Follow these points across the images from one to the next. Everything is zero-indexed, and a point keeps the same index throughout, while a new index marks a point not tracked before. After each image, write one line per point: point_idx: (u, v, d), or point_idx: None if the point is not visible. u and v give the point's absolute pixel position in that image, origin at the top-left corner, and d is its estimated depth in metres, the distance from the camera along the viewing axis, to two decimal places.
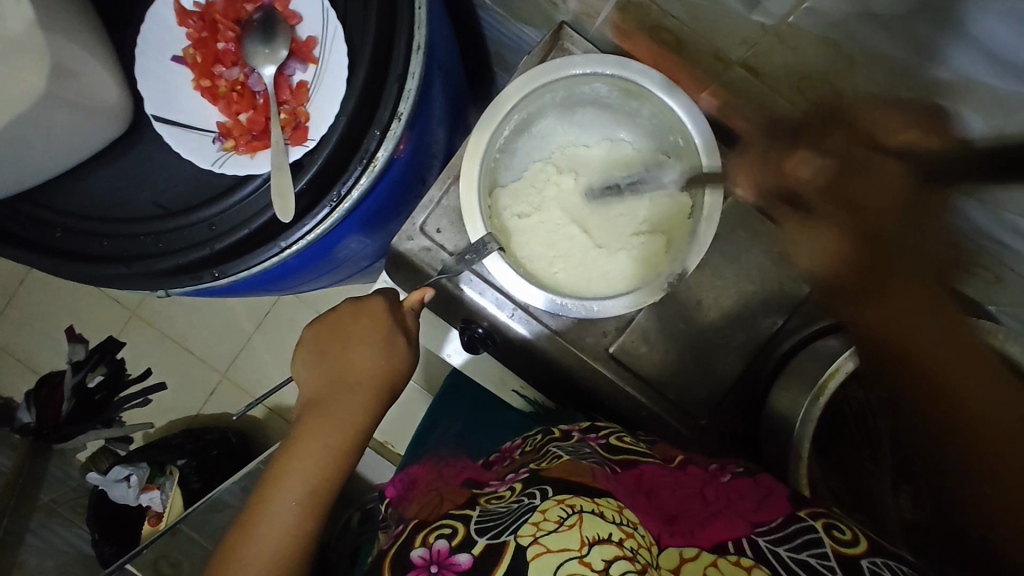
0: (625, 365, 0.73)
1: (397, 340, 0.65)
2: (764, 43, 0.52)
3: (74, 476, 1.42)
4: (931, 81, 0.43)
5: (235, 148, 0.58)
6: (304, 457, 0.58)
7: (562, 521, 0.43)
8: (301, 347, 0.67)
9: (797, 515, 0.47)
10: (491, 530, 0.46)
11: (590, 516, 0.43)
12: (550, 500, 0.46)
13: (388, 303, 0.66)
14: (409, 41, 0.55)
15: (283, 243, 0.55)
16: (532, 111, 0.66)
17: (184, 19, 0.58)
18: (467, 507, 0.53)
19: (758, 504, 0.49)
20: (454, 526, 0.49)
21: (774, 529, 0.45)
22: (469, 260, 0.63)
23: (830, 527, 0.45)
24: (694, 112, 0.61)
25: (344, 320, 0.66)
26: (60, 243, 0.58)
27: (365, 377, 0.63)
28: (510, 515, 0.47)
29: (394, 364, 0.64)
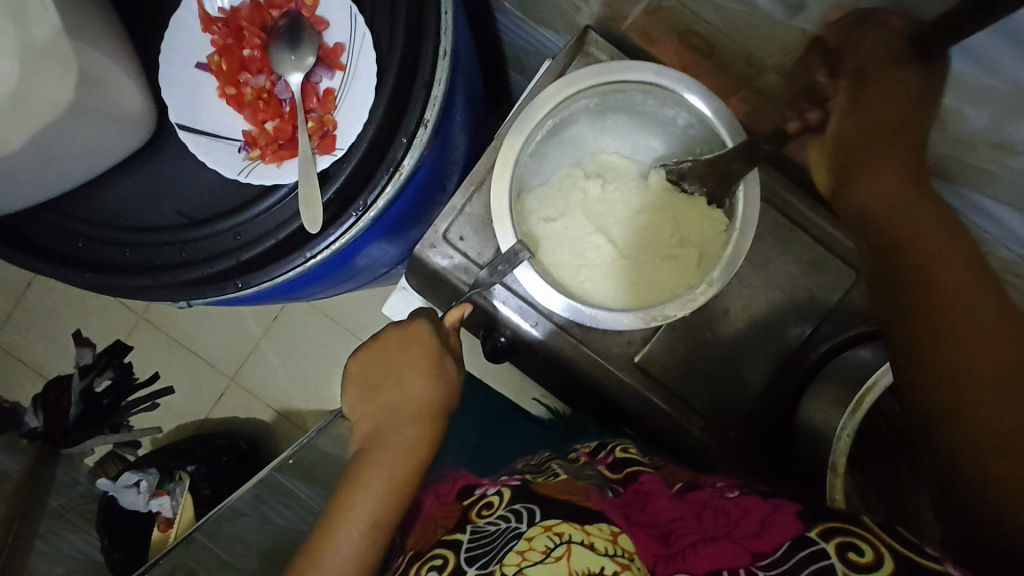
0: (651, 375, 0.72)
1: (446, 364, 0.65)
2: (804, 49, 0.51)
3: (82, 481, 1.41)
4: (980, 90, 0.42)
5: (261, 157, 0.57)
6: (368, 488, 0.57)
7: (548, 553, 0.43)
8: (351, 379, 0.68)
9: (806, 536, 0.44)
10: (480, 558, 0.46)
11: (578, 547, 0.43)
12: (536, 527, 0.47)
13: (432, 324, 0.66)
14: (435, 48, 0.53)
15: (308, 253, 0.54)
16: (564, 116, 0.64)
17: (209, 25, 0.57)
18: (459, 528, 0.53)
19: (763, 525, 0.47)
20: (445, 554, 0.49)
21: (777, 563, 0.43)
22: (501, 271, 0.62)
23: (846, 547, 0.43)
24: (730, 121, 0.60)
25: (393, 350, 0.66)
26: (82, 253, 0.57)
27: (420, 403, 0.63)
28: (496, 539, 0.47)
29: (445, 389, 0.65)
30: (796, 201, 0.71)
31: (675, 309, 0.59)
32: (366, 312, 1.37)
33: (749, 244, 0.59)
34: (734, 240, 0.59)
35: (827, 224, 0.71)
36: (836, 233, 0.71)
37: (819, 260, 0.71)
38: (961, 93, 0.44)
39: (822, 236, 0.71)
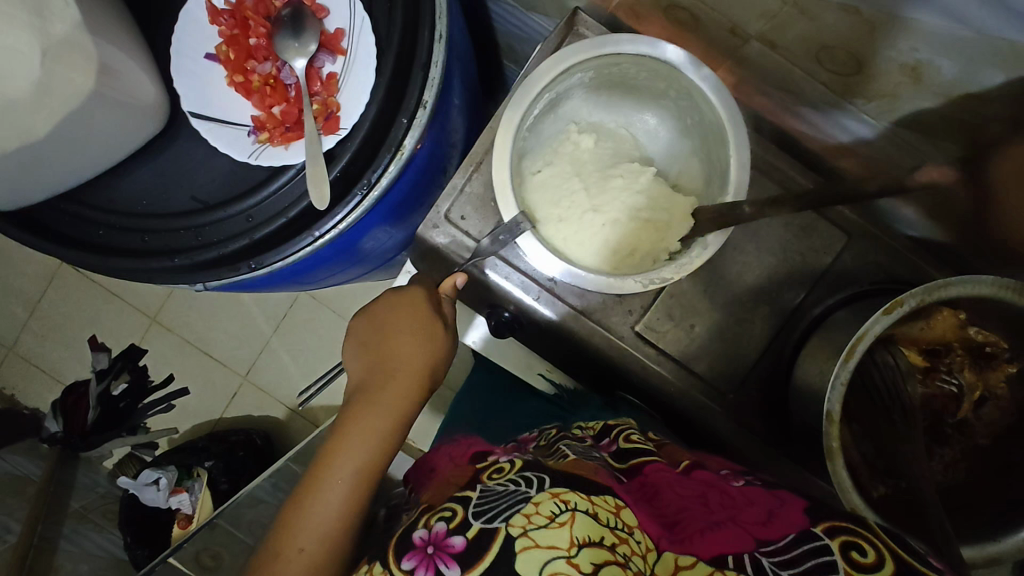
0: (651, 343, 0.75)
1: (436, 326, 0.68)
2: (783, 14, 0.54)
3: (102, 483, 1.47)
4: (951, 41, 0.45)
5: (269, 140, 0.60)
6: (357, 437, 0.60)
7: (553, 518, 0.45)
8: (351, 336, 0.70)
9: (811, 531, 0.45)
10: (485, 513, 0.49)
11: (582, 516, 0.46)
12: (544, 493, 0.48)
13: (426, 292, 0.69)
14: (431, 31, 0.56)
15: (317, 232, 0.57)
16: (559, 89, 0.67)
17: (216, 17, 0.60)
18: (470, 486, 0.55)
19: (770, 514, 0.48)
20: (454, 508, 0.51)
21: (783, 549, 0.44)
22: (504, 241, 0.65)
23: (848, 547, 0.43)
24: (721, 88, 0.62)
25: (385, 312, 0.68)
26: (104, 240, 0.60)
27: (411, 363, 0.66)
28: (504, 498, 0.50)
29: (435, 350, 0.67)
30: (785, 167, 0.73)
31: (671, 272, 0.62)
32: None
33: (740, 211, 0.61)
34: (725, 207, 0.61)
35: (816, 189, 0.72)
36: None
37: (811, 225, 0.73)
38: (934, 45, 0.46)
39: None
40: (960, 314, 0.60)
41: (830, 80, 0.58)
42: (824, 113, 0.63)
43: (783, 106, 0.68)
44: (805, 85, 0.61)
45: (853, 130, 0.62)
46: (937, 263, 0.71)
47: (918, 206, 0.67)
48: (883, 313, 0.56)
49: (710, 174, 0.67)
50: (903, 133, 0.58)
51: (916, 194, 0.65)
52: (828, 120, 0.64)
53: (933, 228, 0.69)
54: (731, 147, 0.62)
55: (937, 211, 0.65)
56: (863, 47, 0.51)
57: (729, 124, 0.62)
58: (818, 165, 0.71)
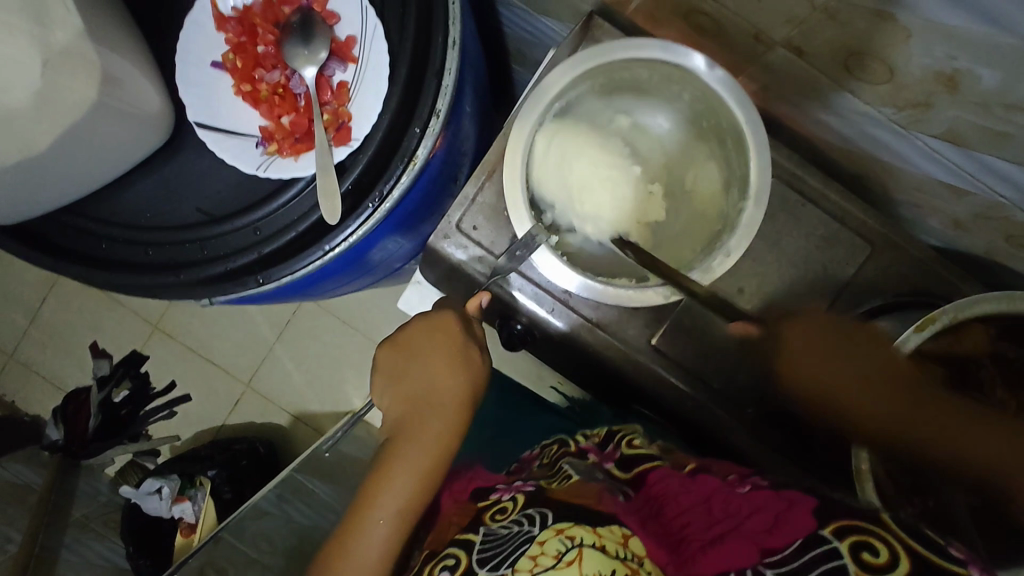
0: (668, 356, 0.73)
1: (472, 354, 0.65)
2: (812, 21, 0.51)
3: (103, 491, 1.43)
4: (992, 49, 0.43)
5: (278, 151, 0.58)
6: (397, 478, 0.61)
7: (560, 557, 0.44)
8: (379, 367, 0.69)
9: (819, 534, 0.45)
10: (490, 560, 0.48)
11: (590, 551, 0.44)
12: (548, 530, 0.47)
13: (460, 317, 0.66)
14: (444, 38, 0.54)
15: (327, 246, 0.55)
16: (570, 96, 0.65)
17: (222, 24, 0.58)
18: (471, 529, 0.55)
19: (775, 522, 0.47)
20: (457, 555, 0.52)
21: (787, 557, 0.44)
22: (521, 255, 0.63)
23: (860, 547, 0.43)
24: (734, 87, 0.60)
25: (416, 339, 0.66)
26: (106, 254, 0.58)
27: (448, 398, 0.65)
28: (508, 543, 0.49)
29: (472, 380, 0.66)
30: (807, 175, 0.71)
31: (695, 281, 0.61)
32: (377, 312, 1.38)
33: (763, 214, 0.60)
34: (746, 211, 0.60)
35: (838, 198, 0.70)
36: (848, 207, 0.71)
37: (833, 235, 0.71)
38: (973, 53, 0.44)
39: (835, 211, 0.71)
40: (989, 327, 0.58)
41: (858, 87, 0.56)
42: (849, 121, 0.62)
43: (806, 113, 0.66)
44: (830, 92, 0.59)
45: (880, 139, 0.60)
46: (963, 274, 0.69)
47: (945, 216, 0.65)
48: (914, 330, 0.58)
49: (730, 179, 0.65)
50: (932, 142, 0.56)
51: (944, 203, 0.63)
52: (854, 128, 0.62)
53: (960, 239, 0.67)
54: (752, 154, 0.61)
55: (965, 221, 0.64)
56: (894, 54, 0.49)
57: (749, 130, 0.61)
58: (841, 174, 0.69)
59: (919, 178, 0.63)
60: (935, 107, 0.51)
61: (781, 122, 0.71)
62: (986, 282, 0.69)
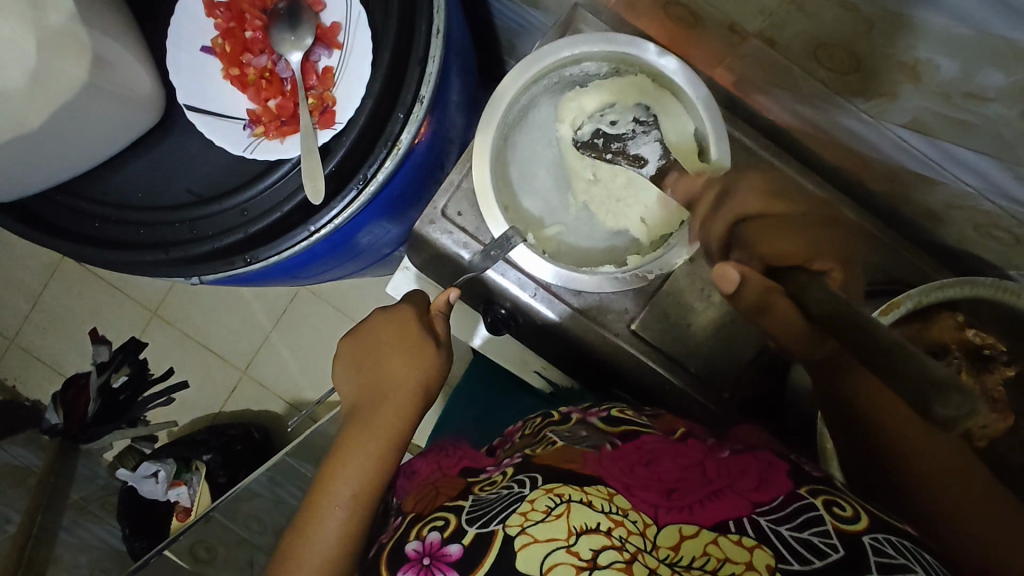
0: (647, 341, 0.75)
1: (428, 345, 0.65)
2: (781, 11, 0.53)
3: (101, 474, 1.45)
4: (949, 39, 0.44)
5: (265, 134, 0.60)
6: (350, 464, 0.58)
7: (549, 511, 0.47)
8: (339, 359, 0.68)
9: (798, 492, 0.49)
10: (480, 518, 0.50)
11: (577, 506, 0.48)
12: (539, 490, 0.51)
13: (416, 311, 0.68)
14: (429, 26, 0.56)
15: (312, 226, 0.56)
16: (526, 105, 0.68)
17: (212, 10, 0.60)
18: (461, 497, 0.56)
19: (761, 480, 0.51)
20: (446, 517, 0.53)
21: (775, 508, 0.47)
22: (495, 257, 0.66)
23: (830, 503, 0.47)
24: (686, 71, 0.64)
25: (375, 333, 0.67)
26: (98, 233, 0.60)
27: (404, 384, 0.63)
28: (499, 502, 0.52)
29: (429, 370, 0.65)
30: (784, 166, 0.72)
31: (677, 256, 0.65)
32: (371, 301, 1.39)
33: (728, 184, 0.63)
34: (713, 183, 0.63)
35: (815, 188, 0.72)
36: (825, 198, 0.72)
37: None
38: (932, 43, 0.45)
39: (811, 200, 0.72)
40: (956, 315, 0.61)
41: (828, 79, 0.57)
42: (823, 111, 0.63)
43: (782, 104, 0.68)
44: (803, 83, 0.61)
45: (852, 130, 0.62)
46: (936, 264, 0.70)
47: (917, 207, 0.67)
48: (882, 312, 0.58)
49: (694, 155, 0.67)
50: (899, 132, 0.58)
51: (916, 194, 0.65)
52: (829, 120, 0.64)
53: (933, 229, 0.69)
54: (710, 127, 0.64)
55: (937, 211, 0.65)
56: (861, 44, 0.51)
57: (704, 105, 0.64)
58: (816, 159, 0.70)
59: (892, 168, 0.65)
60: (900, 97, 0.53)
61: (759, 113, 0.72)
62: (959, 271, 0.71)
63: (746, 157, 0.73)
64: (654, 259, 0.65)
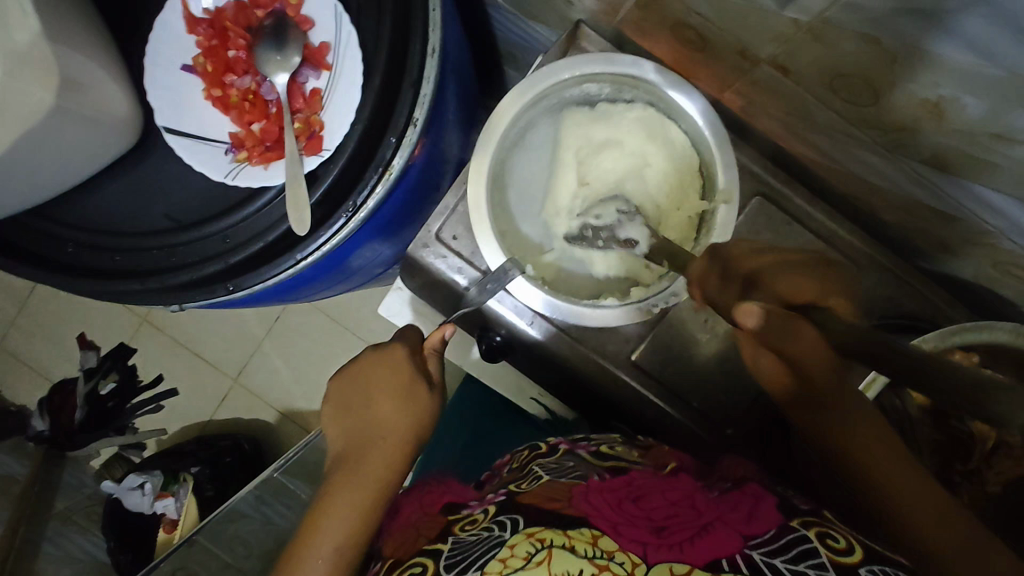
0: (647, 372, 0.72)
1: (419, 387, 0.63)
2: (797, 40, 0.50)
3: (88, 484, 1.41)
4: (978, 80, 0.41)
5: (248, 159, 0.57)
6: (336, 515, 0.56)
7: (529, 558, 0.41)
8: (327, 402, 0.66)
9: (790, 525, 0.47)
10: (458, 565, 0.45)
11: (560, 552, 0.40)
12: (519, 534, 0.44)
13: (409, 349, 0.65)
14: (423, 45, 0.52)
15: (299, 255, 0.53)
16: (526, 126, 0.65)
17: (193, 26, 0.57)
18: (441, 540, 0.52)
19: (750, 513, 0.48)
20: (425, 562, 0.49)
21: (768, 541, 0.44)
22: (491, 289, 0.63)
23: (824, 535, 0.46)
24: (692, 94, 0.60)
25: (367, 371, 0.64)
26: (72, 258, 0.57)
27: (393, 427, 0.61)
28: (479, 546, 0.46)
29: (419, 413, 0.62)
30: (794, 194, 0.69)
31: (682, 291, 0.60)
32: (366, 312, 1.36)
33: (736, 215, 0.59)
34: (720, 213, 0.59)
35: (825, 217, 0.69)
36: (835, 226, 0.69)
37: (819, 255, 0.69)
38: (958, 81, 0.42)
39: (821, 229, 0.69)
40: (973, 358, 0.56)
41: (844, 109, 0.55)
42: (837, 141, 0.60)
43: (792, 130, 0.65)
44: (817, 112, 0.58)
45: (866, 161, 0.59)
46: (949, 298, 0.67)
47: (932, 240, 0.64)
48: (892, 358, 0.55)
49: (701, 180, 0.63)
50: (917, 166, 0.55)
51: (932, 227, 0.62)
52: (842, 149, 0.61)
53: (947, 263, 0.66)
54: (717, 154, 0.60)
55: (952, 246, 0.62)
56: (881, 77, 0.48)
57: (711, 131, 0.60)
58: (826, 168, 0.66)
59: (907, 200, 0.62)
60: (921, 132, 0.50)
61: (768, 138, 0.69)
62: (975, 308, 0.68)
63: (753, 184, 0.70)
64: (660, 291, 0.60)
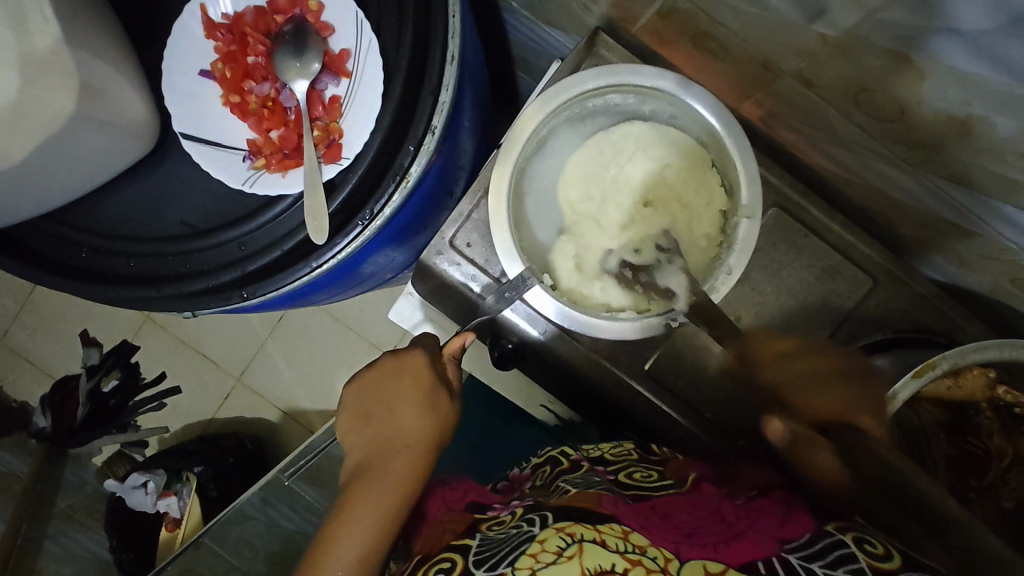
0: (661, 382, 0.71)
1: (439, 395, 0.63)
2: (823, 55, 0.50)
3: (90, 481, 1.40)
4: (1010, 100, 0.41)
5: (266, 166, 0.56)
6: (356, 521, 0.57)
7: (560, 552, 0.42)
8: (344, 408, 0.66)
9: (825, 530, 0.47)
10: (487, 560, 0.46)
11: (591, 546, 0.43)
12: (549, 529, 0.46)
13: (428, 356, 0.63)
14: (443, 52, 0.52)
15: (314, 263, 0.53)
16: (546, 136, 0.64)
17: (213, 31, 0.57)
18: (468, 536, 0.52)
19: (781, 521, 0.49)
20: (453, 558, 0.49)
21: (803, 544, 0.45)
22: (510, 297, 0.62)
23: (861, 540, 0.44)
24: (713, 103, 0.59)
25: (387, 376, 0.64)
26: (86, 263, 0.56)
27: (412, 433, 0.62)
28: (506, 544, 0.47)
29: (438, 422, 0.62)
30: (810, 205, 0.69)
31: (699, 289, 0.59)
32: (372, 314, 1.35)
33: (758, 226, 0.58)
34: (742, 225, 0.58)
35: (841, 229, 0.69)
36: (850, 238, 0.69)
37: (834, 267, 0.69)
38: (989, 100, 0.42)
39: (837, 241, 0.69)
40: (989, 373, 0.56)
41: (868, 123, 0.54)
42: (858, 154, 0.60)
43: (810, 142, 0.64)
44: (838, 125, 0.58)
45: (888, 175, 0.59)
46: (965, 313, 0.67)
47: (950, 255, 0.64)
48: (913, 375, 0.55)
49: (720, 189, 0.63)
50: (940, 182, 0.54)
51: (950, 242, 0.62)
52: (863, 163, 0.61)
53: (964, 277, 0.65)
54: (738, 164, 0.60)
55: (971, 261, 0.62)
56: (907, 94, 0.47)
57: (733, 141, 0.60)
58: (845, 177, 0.65)
59: (925, 215, 0.62)
60: (946, 148, 0.50)
61: (786, 149, 0.69)
62: (991, 322, 0.67)
63: (770, 195, 0.70)
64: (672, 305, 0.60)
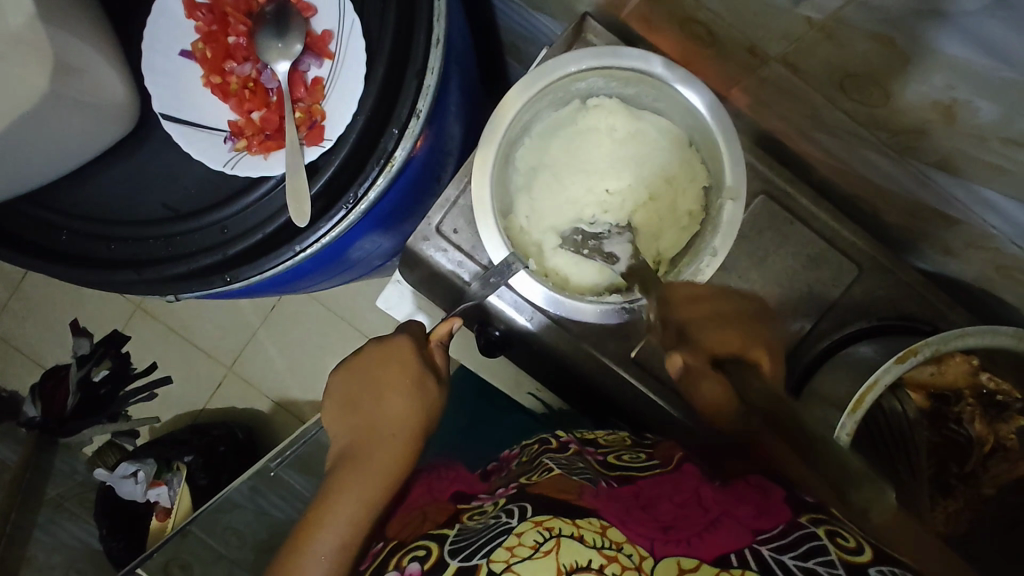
0: (648, 369, 0.71)
1: (426, 381, 0.63)
2: (808, 38, 0.49)
3: (80, 470, 1.40)
4: (991, 82, 0.41)
5: (247, 148, 0.56)
6: (338, 512, 0.57)
7: (537, 547, 0.42)
8: (328, 397, 0.66)
9: (798, 521, 0.44)
10: (463, 550, 0.46)
11: (567, 541, 0.43)
12: (527, 521, 0.46)
13: (414, 341, 0.64)
14: (427, 35, 0.51)
15: (298, 247, 0.52)
16: (528, 118, 0.64)
17: (193, 11, 0.56)
18: (447, 525, 0.52)
19: (758, 507, 0.47)
20: (429, 547, 0.49)
21: (777, 538, 0.43)
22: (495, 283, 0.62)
23: (833, 532, 0.42)
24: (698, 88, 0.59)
25: (371, 363, 0.64)
26: (66, 246, 0.56)
27: (397, 422, 0.61)
28: (485, 533, 0.47)
29: (424, 407, 0.62)
30: (798, 193, 0.69)
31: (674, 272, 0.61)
32: (362, 303, 1.34)
33: (742, 213, 0.58)
34: (726, 211, 0.58)
35: (829, 217, 0.68)
36: (838, 227, 0.69)
37: (821, 255, 0.69)
38: (971, 84, 0.42)
39: (824, 230, 0.69)
40: (972, 361, 0.57)
41: (853, 109, 0.54)
42: (845, 141, 0.60)
43: (799, 130, 0.64)
44: (825, 111, 0.57)
45: (874, 162, 0.59)
46: (951, 302, 0.67)
47: (936, 243, 0.64)
48: (896, 361, 0.53)
49: (701, 173, 0.63)
50: (925, 169, 0.54)
51: (936, 230, 0.62)
52: (849, 149, 0.61)
53: (950, 266, 0.65)
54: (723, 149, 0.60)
55: (956, 250, 0.62)
56: (892, 78, 0.47)
57: (717, 126, 0.60)
58: (833, 164, 0.65)
59: (911, 203, 0.62)
60: (930, 133, 0.50)
61: (775, 137, 0.69)
62: (976, 311, 0.67)
63: (758, 183, 0.69)
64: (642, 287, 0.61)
